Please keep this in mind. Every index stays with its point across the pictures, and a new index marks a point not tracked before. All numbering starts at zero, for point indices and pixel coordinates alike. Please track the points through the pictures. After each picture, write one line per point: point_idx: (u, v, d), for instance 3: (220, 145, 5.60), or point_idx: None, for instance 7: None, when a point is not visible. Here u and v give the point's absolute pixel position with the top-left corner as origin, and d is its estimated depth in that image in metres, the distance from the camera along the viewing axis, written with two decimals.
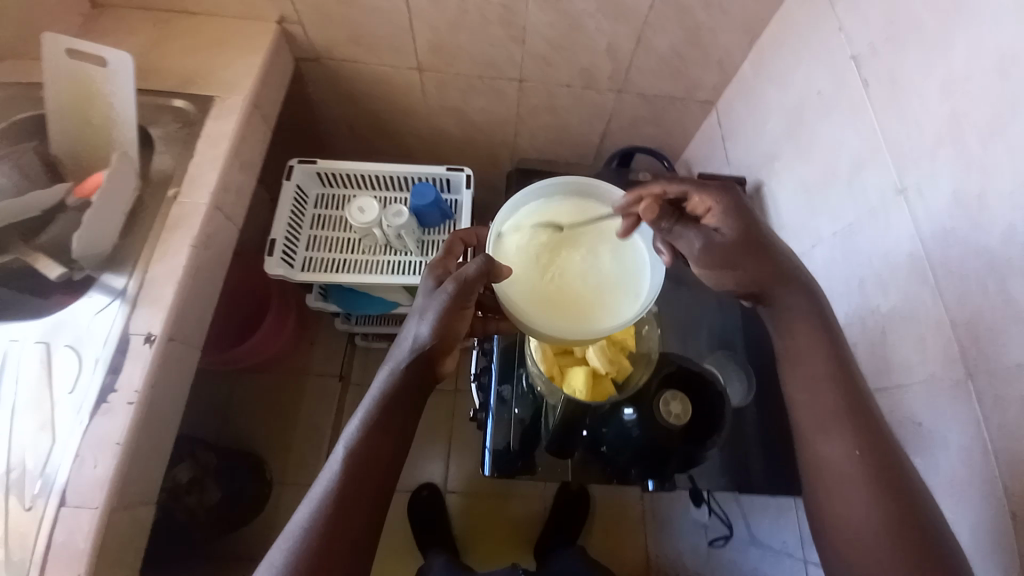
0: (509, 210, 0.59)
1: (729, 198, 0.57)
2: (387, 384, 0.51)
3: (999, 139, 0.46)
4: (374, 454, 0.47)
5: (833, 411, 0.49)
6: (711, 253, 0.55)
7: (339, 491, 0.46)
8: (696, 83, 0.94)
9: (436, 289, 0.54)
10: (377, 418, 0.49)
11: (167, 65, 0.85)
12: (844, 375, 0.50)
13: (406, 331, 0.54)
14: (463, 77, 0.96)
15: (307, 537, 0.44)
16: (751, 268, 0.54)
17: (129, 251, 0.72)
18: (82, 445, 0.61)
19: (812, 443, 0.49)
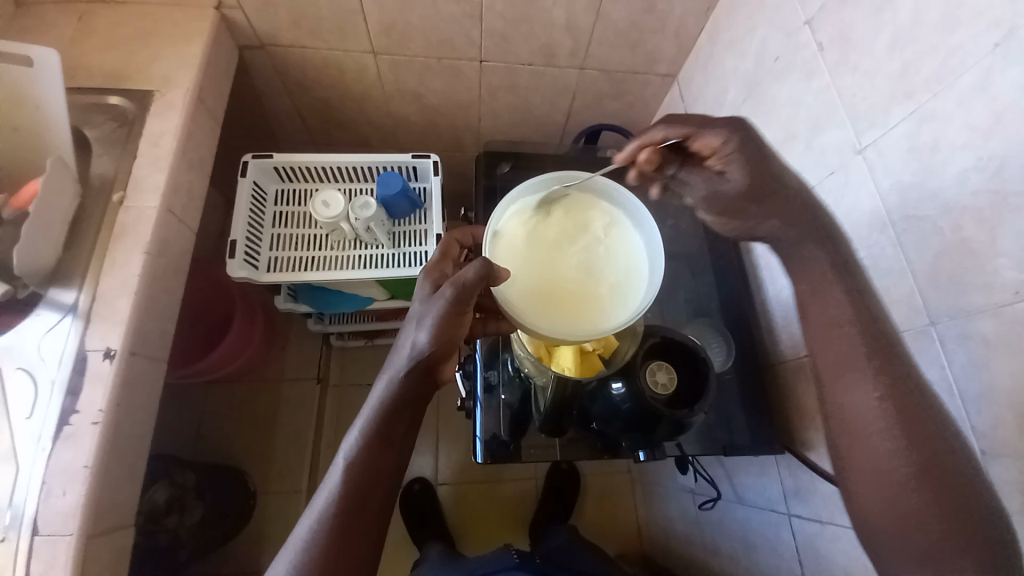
0: (503, 209, 0.59)
1: (743, 142, 0.56)
2: (386, 395, 0.50)
3: (950, 90, 0.48)
4: (376, 463, 0.48)
5: (849, 359, 0.50)
6: (720, 200, 0.59)
7: (343, 504, 0.46)
8: (655, 56, 0.94)
9: (432, 295, 0.52)
10: (378, 430, 0.49)
11: (97, 60, 0.79)
12: (864, 325, 0.51)
13: (403, 339, 0.52)
14: (420, 59, 0.93)
15: (312, 547, 0.45)
16: (761, 213, 0.57)
17: (75, 263, 0.67)
18: (48, 472, 0.58)
19: (836, 391, 0.51)
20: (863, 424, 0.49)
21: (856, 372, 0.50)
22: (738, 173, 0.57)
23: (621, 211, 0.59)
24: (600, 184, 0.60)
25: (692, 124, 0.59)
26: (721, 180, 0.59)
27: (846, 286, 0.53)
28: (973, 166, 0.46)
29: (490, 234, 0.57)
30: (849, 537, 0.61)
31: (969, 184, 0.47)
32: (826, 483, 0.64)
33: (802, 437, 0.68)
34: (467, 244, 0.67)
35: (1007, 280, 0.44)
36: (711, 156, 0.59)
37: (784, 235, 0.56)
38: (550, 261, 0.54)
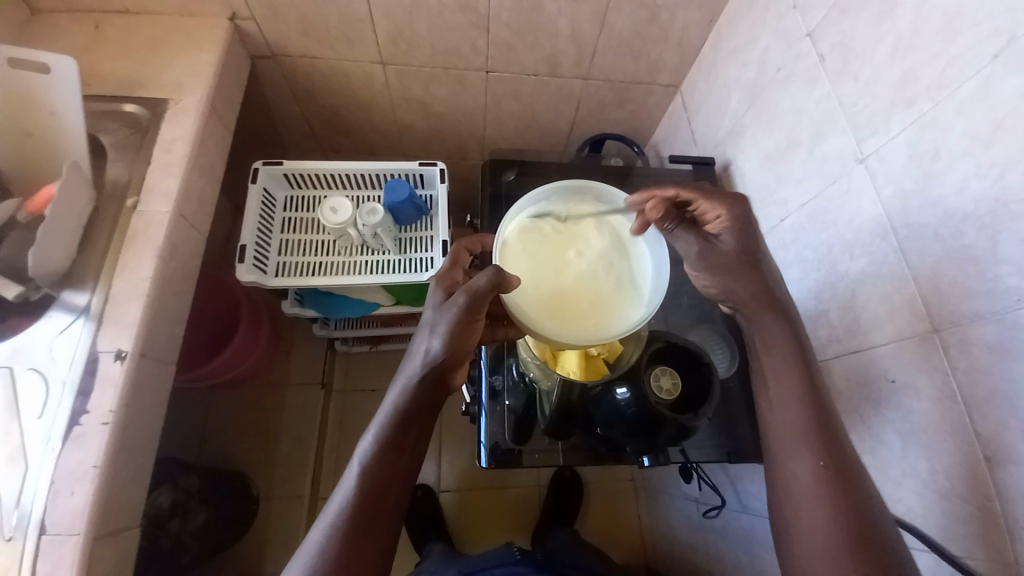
0: (511, 213, 0.59)
1: (739, 210, 0.61)
2: (400, 401, 0.51)
3: (947, 99, 0.49)
4: (388, 469, 0.49)
5: (802, 432, 0.52)
6: (707, 263, 0.62)
7: (354, 510, 0.47)
8: (658, 66, 0.95)
9: (444, 303, 0.53)
10: (392, 436, 0.50)
11: (113, 69, 0.81)
12: (816, 399, 0.54)
13: (416, 346, 0.53)
14: (427, 69, 0.95)
15: (324, 553, 0.45)
16: (745, 283, 0.60)
17: (88, 267, 0.69)
18: (56, 472, 0.58)
19: (781, 460, 0.53)
20: (801, 501, 0.49)
21: (800, 446, 0.52)
22: (729, 241, 0.60)
23: (625, 223, 0.60)
24: (608, 194, 0.61)
25: (709, 196, 0.62)
26: (716, 243, 0.61)
27: (806, 368, 0.56)
28: (974, 172, 0.47)
29: (500, 238, 0.57)
30: None
31: (970, 191, 0.47)
32: None
33: None
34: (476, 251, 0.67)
35: (1008, 285, 0.44)
36: (714, 222, 0.62)
37: (756, 307, 0.59)
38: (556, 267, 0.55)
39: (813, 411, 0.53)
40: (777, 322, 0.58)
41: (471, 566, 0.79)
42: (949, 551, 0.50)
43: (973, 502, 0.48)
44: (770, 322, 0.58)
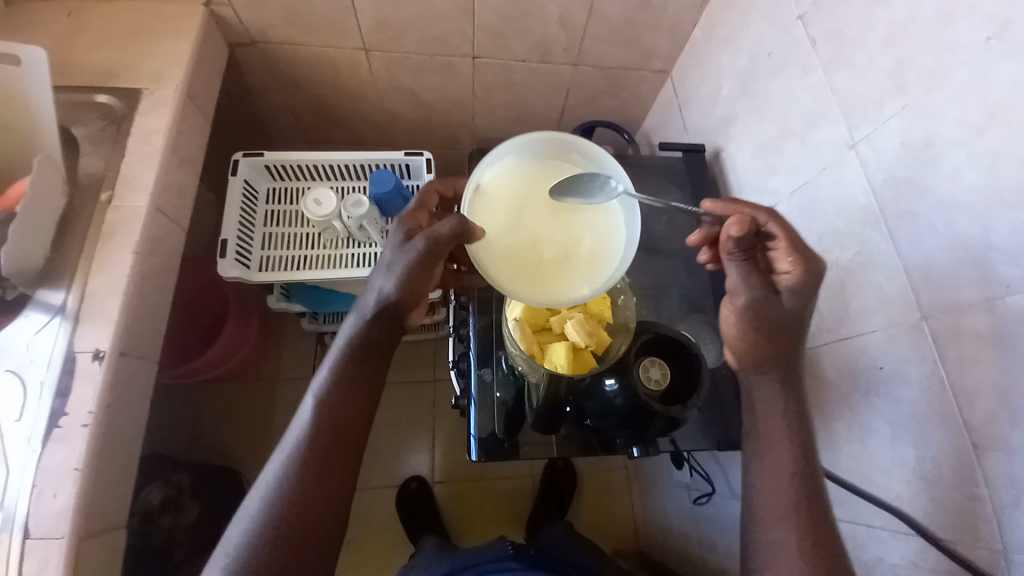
0: (490, 159, 0.57)
1: (815, 270, 0.53)
2: (355, 333, 0.58)
3: (941, 86, 0.49)
4: (344, 404, 0.55)
5: (789, 507, 0.49)
6: (752, 315, 0.55)
7: (311, 440, 0.53)
8: (649, 53, 0.94)
9: (405, 244, 0.58)
10: (345, 372, 0.56)
11: (86, 58, 0.78)
12: (807, 473, 0.51)
13: (373, 283, 0.60)
14: (413, 56, 0.93)
15: (284, 478, 0.51)
16: (773, 346, 0.55)
17: (64, 263, 0.67)
18: (37, 475, 0.57)
19: (761, 532, 0.50)
20: (781, 574, 0.46)
21: (785, 518, 0.49)
22: (789, 303, 0.55)
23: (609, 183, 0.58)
24: (594, 151, 0.59)
25: (796, 242, 0.53)
26: (773, 300, 0.55)
27: (801, 437, 0.53)
28: (967, 161, 0.46)
29: (474, 182, 0.56)
30: (843, 531, 0.62)
31: (963, 180, 0.47)
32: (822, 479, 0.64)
33: None
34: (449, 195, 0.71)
35: (1000, 274, 0.44)
36: (784, 277, 0.54)
37: (764, 365, 0.56)
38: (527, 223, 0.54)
39: (800, 483, 0.50)
40: (772, 386, 0.55)
41: (464, 559, 0.78)
42: (935, 537, 0.51)
43: (961, 490, 0.48)
44: (764, 384, 0.56)
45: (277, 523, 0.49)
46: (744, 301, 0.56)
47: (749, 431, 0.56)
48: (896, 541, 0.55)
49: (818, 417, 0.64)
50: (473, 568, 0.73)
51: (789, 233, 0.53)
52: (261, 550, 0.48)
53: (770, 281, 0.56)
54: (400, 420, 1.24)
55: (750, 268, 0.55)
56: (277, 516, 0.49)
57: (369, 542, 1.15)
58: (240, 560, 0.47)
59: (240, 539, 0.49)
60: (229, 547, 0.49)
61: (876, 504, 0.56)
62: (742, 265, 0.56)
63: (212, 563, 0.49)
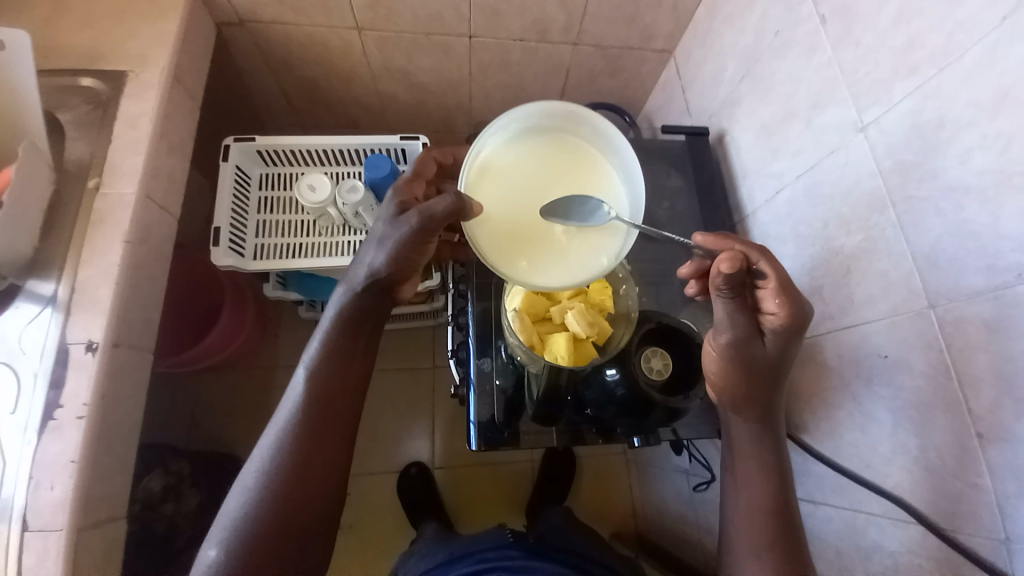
0: (496, 127, 0.58)
1: (800, 318, 0.51)
2: (345, 306, 0.57)
3: (955, 66, 0.47)
4: (339, 372, 0.55)
5: (762, 547, 0.53)
6: (734, 352, 0.54)
7: (305, 410, 0.53)
8: (651, 31, 0.91)
9: (398, 218, 0.56)
10: (337, 344, 0.56)
11: (68, 40, 0.75)
12: (778, 513, 0.54)
13: (364, 257, 0.57)
14: (407, 35, 0.89)
15: (281, 449, 0.51)
16: (751, 389, 0.55)
17: (53, 253, 0.65)
18: (34, 467, 0.57)
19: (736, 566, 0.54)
20: None
21: (759, 557, 0.53)
22: (772, 346, 0.53)
23: (613, 164, 0.59)
24: (604, 125, 0.58)
25: (785, 284, 0.51)
26: (756, 343, 0.53)
27: (776, 478, 0.55)
28: (978, 144, 0.45)
29: (479, 144, 0.57)
30: (842, 518, 0.62)
31: (973, 164, 0.45)
32: (820, 466, 0.64)
33: (798, 420, 0.67)
34: (448, 164, 0.72)
35: (1009, 262, 0.43)
36: (769, 318, 0.52)
37: (739, 407, 0.57)
38: (522, 197, 0.55)
39: (773, 522, 0.54)
40: (748, 428, 0.57)
41: (464, 547, 0.78)
42: (935, 525, 0.51)
43: (963, 479, 0.48)
44: (741, 425, 0.58)
45: (275, 494, 0.50)
46: (727, 340, 0.54)
47: (728, 469, 0.59)
48: (894, 529, 0.55)
49: (819, 406, 0.64)
50: (474, 555, 0.73)
51: (780, 275, 0.51)
52: (260, 520, 0.49)
53: (755, 320, 0.54)
54: (400, 407, 1.24)
55: (739, 307, 0.52)
56: (274, 487, 0.50)
57: (369, 526, 1.16)
58: (240, 530, 0.48)
59: (238, 511, 0.49)
60: (226, 519, 0.49)
61: (876, 492, 0.56)
62: (730, 302, 0.52)
63: (210, 537, 0.49)
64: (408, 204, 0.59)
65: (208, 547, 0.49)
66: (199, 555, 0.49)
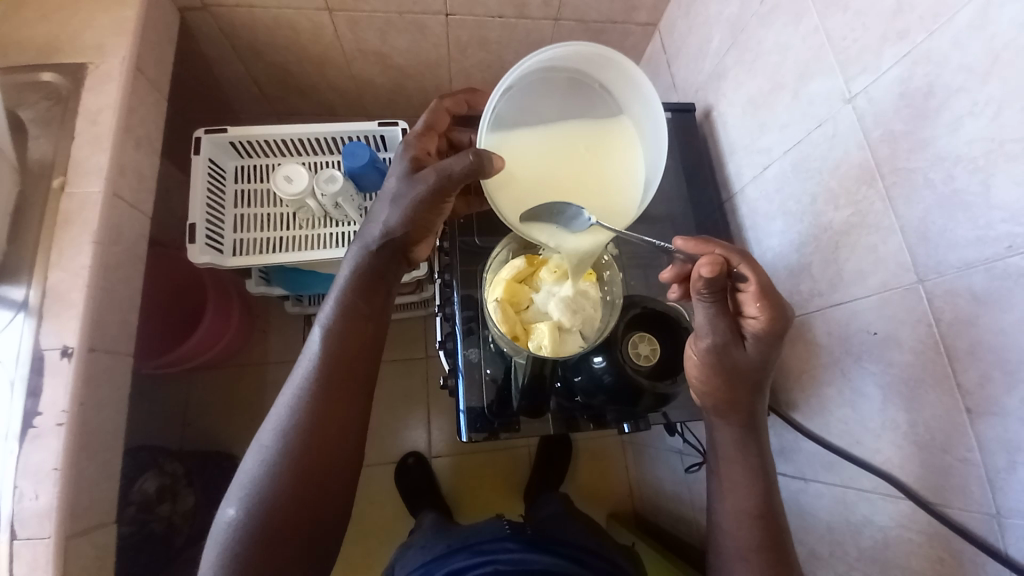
0: (524, 67, 0.56)
1: (779, 325, 0.52)
2: (357, 265, 0.56)
3: (943, 29, 0.45)
4: (348, 336, 0.53)
5: (753, 549, 0.52)
6: (716, 356, 0.53)
7: (321, 370, 0.52)
8: (633, 4, 0.88)
9: (414, 176, 0.56)
10: (353, 304, 0.54)
11: (23, 33, 0.72)
12: (768, 515, 0.53)
13: (377, 215, 0.57)
14: (380, 15, 0.86)
15: (297, 414, 0.50)
16: (732, 394, 0.54)
17: (20, 259, 0.63)
18: (16, 476, 0.56)
19: (724, 565, 0.54)
20: None
21: (746, 559, 0.52)
22: (752, 351, 0.53)
23: (635, 111, 0.59)
24: (630, 69, 0.57)
25: (765, 288, 0.51)
26: (736, 348, 0.53)
27: (762, 480, 0.55)
28: (969, 111, 0.43)
29: (501, 88, 0.56)
30: (832, 494, 0.63)
31: (964, 132, 0.44)
32: (811, 443, 0.64)
33: (788, 398, 0.67)
34: (459, 113, 0.71)
35: (1000, 232, 0.42)
36: (751, 322, 0.53)
37: (727, 411, 0.55)
38: (537, 155, 0.56)
39: (762, 522, 0.53)
40: (731, 432, 0.56)
41: (461, 539, 0.78)
42: (927, 501, 0.50)
43: (952, 453, 0.48)
44: (724, 427, 0.56)
45: (291, 459, 0.49)
46: (708, 344, 0.53)
47: (711, 470, 0.58)
48: (884, 503, 0.55)
49: (808, 383, 0.63)
50: (470, 547, 0.73)
51: (760, 279, 0.51)
52: (276, 491, 0.48)
53: (737, 324, 0.54)
54: (395, 399, 1.24)
55: (719, 311, 0.52)
56: (293, 450, 0.49)
57: (367, 515, 1.17)
58: (258, 493, 0.48)
59: (256, 472, 0.49)
60: (245, 479, 0.49)
61: (867, 468, 0.56)
62: (710, 306, 0.52)
63: (228, 497, 0.49)
64: (420, 159, 0.60)
65: (227, 506, 0.49)
66: (218, 514, 0.49)
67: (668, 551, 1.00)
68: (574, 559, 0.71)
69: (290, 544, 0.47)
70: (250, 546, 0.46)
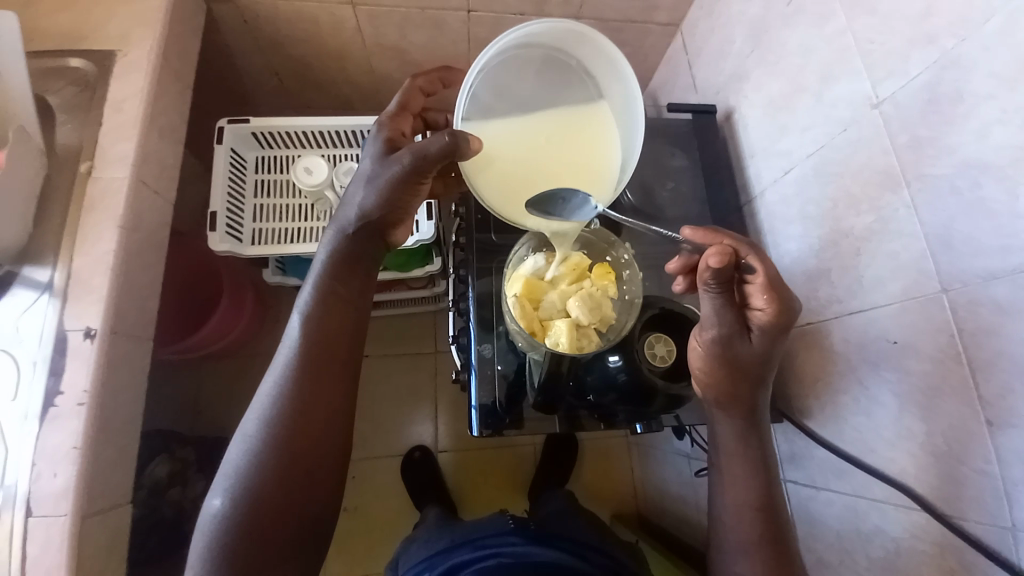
0: (498, 43, 0.53)
1: (784, 316, 0.51)
2: (333, 248, 0.56)
3: (973, 37, 0.44)
4: (328, 320, 0.54)
5: (753, 541, 0.52)
6: (720, 346, 0.53)
7: (302, 356, 0.52)
8: (655, 4, 0.87)
9: (388, 158, 0.56)
10: (330, 288, 0.54)
11: (53, 20, 0.73)
12: (773, 521, 0.53)
13: (351, 197, 0.57)
14: (401, 10, 0.87)
15: (279, 400, 0.51)
16: (736, 386, 0.54)
17: (46, 242, 0.64)
18: (36, 455, 0.57)
19: (728, 560, 0.53)
20: None
21: (749, 552, 0.52)
22: (757, 343, 0.53)
23: (614, 92, 0.57)
24: (607, 48, 0.55)
25: (773, 281, 0.50)
26: (741, 340, 0.53)
27: (763, 481, 0.54)
28: (997, 119, 0.43)
29: (476, 66, 0.53)
30: (843, 502, 0.62)
31: (992, 140, 0.43)
32: (822, 450, 0.64)
33: (801, 404, 0.67)
34: (433, 92, 0.71)
35: None
36: (758, 314, 0.52)
37: (727, 404, 0.55)
38: (514, 137, 0.54)
39: (762, 518, 0.53)
40: (733, 424, 0.56)
41: (465, 533, 0.78)
42: (940, 512, 0.50)
43: (969, 464, 0.47)
44: (726, 420, 0.56)
45: (275, 446, 0.49)
46: (713, 335, 0.53)
47: (714, 465, 0.57)
48: (897, 513, 0.55)
49: (822, 389, 0.63)
50: (474, 542, 0.73)
51: (769, 271, 0.50)
52: (264, 480, 0.48)
53: (743, 315, 0.53)
54: (402, 393, 1.25)
55: (726, 303, 0.52)
56: (278, 439, 0.50)
57: (371, 508, 1.18)
58: (245, 482, 0.48)
59: (240, 462, 0.49)
60: (230, 470, 0.50)
61: (880, 477, 0.56)
62: (718, 298, 0.52)
63: (214, 488, 0.50)
64: (395, 140, 0.60)
65: (213, 498, 0.49)
66: (205, 505, 0.50)
67: (671, 552, 1.00)
68: (580, 555, 0.71)
69: (280, 531, 0.48)
70: (239, 536, 0.47)
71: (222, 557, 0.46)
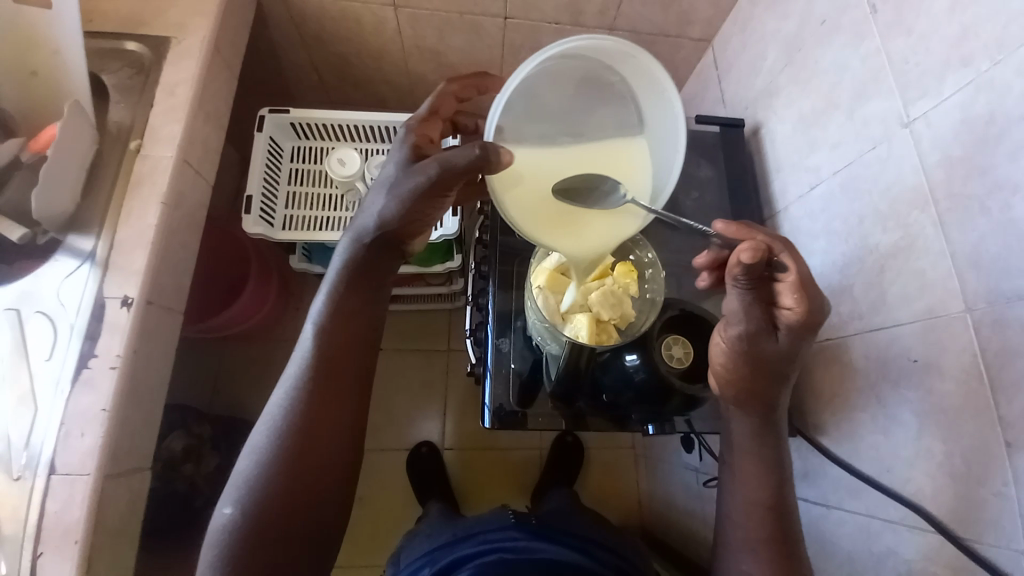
0: (543, 53, 0.50)
1: (813, 317, 0.50)
2: (350, 255, 0.57)
3: (1007, 61, 0.45)
4: (339, 329, 0.55)
5: (763, 539, 0.53)
6: (745, 341, 0.53)
7: (313, 366, 0.54)
8: (689, 18, 0.89)
9: (412, 168, 0.56)
10: (341, 298, 0.56)
11: (115, 5, 0.77)
12: (784, 541, 0.52)
13: (371, 206, 0.58)
14: (441, 14, 0.90)
15: (289, 410, 0.52)
16: (758, 383, 0.54)
17: (92, 212, 0.67)
18: (66, 415, 0.59)
19: (736, 557, 0.54)
20: None
21: (757, 549, 0.53)
22: (783, 340, 0.53)
23: (653, 115, 0.56)
24: (652, 68, 0.53)
25: (805, 280, 0.49)
26: (766, 338, 0.53)
27: (774, 516, 0.54)
28: None
29: (518, 75, 0.51)
30: (855, 522, 0.61)
31: None
32: (837, 469, 0.63)
33: (816, 421, 0.67)
34: (467, 98, 0.69)
35: None
36: (786, 313, 0.51)
37: (741, 400, 0.56)
38: (549, 153, 0.53)
39: (773, 524, 0.53)
40: (750, 423, 0.56)
41: (467, 528, 0.79)
42: (954, 534, 0.49)
43: (987, 487, 0.47)
44: (741, 417, 0.57)
45: (285, 450, 0.51)
46: (738, 331, 0.53)
47: (726, 463, 0.58)
48: (911, 535, 0.54)
49: (840, 407, 0.63)
50: (476, 536, 0.73)
51: (800, 270, 0.49)
52: (274, 482, 0.50)
53: (771, 313, 0.53)
54: (414, 387, 1.26)
55: (754, 300, 0.52)
56: (289, 444, 0.51)
57: (376, 501, 1.18)
58: (253, 488, 0.50)
59: (248, 472, 0.51)
60: (239, 480, 0.51)
61: (895, 498, 0.55)
62: (745, 294, 0.52)
63: (225, 498, 0.51)
64: (421, 147, 0.60)
65: (223, 507, 0.51)
66: (215, 514, 0.51)
67: None
68: (585, 554, 0.71)
69: (289, 532, 0.50)
70: (249, 539, 0.48)
71: (234, 558, 0.48)
